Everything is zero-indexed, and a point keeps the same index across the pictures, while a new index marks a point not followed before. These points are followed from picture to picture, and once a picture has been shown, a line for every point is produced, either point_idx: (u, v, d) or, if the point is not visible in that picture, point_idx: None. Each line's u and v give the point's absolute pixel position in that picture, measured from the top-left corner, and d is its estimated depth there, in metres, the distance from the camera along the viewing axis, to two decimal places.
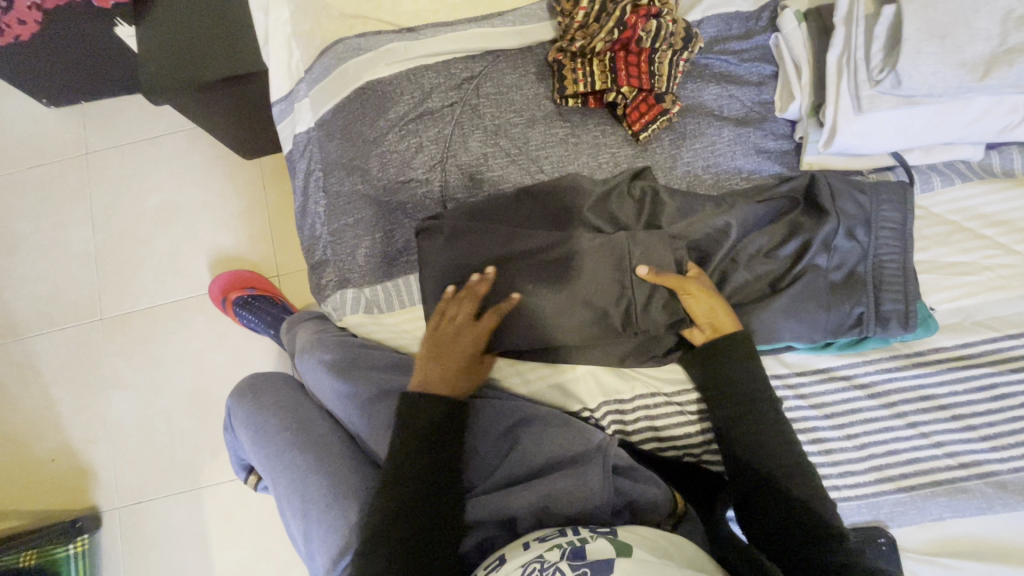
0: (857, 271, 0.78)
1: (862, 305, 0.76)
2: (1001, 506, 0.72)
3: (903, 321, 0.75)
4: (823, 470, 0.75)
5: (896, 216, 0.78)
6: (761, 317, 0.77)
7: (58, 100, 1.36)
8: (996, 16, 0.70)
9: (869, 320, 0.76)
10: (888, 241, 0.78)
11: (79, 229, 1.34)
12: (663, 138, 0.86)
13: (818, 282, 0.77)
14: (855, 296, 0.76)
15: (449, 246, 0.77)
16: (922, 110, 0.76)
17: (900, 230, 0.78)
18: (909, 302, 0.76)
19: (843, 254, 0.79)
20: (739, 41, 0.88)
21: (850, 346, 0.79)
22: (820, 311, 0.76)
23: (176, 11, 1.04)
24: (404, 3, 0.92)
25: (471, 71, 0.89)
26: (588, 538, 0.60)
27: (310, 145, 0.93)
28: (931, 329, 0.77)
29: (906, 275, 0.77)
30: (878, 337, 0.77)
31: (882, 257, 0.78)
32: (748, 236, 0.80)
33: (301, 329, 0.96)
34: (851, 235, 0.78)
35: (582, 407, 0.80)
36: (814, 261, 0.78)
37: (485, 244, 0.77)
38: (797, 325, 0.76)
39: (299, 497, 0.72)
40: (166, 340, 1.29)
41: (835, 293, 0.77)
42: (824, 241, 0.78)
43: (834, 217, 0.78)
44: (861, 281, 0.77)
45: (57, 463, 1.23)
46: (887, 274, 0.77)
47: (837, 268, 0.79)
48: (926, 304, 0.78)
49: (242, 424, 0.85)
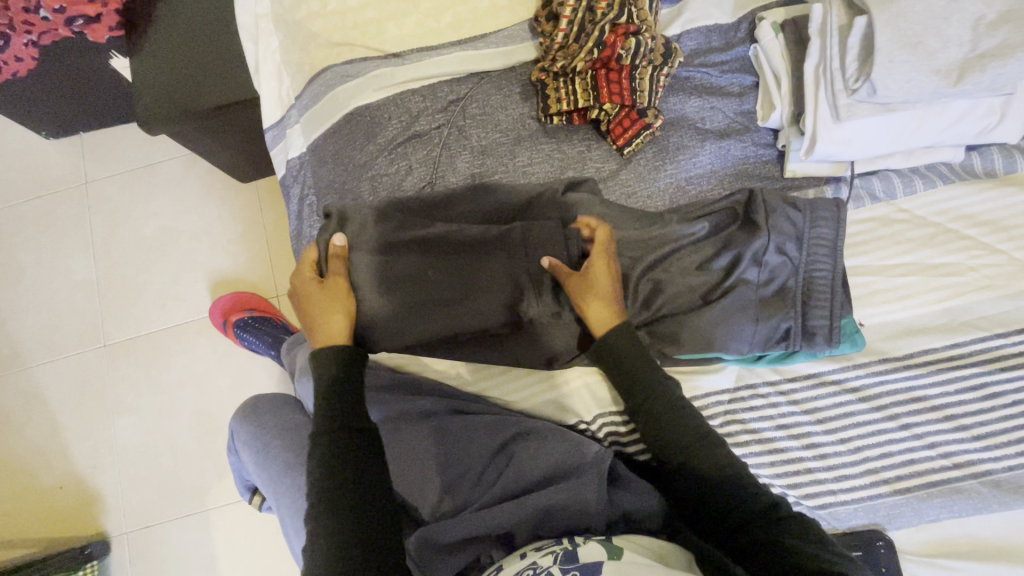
0: (788, 286, 0.80)
1: (790, 320, 0.79)
2: (996, 505, 0.72)
3: (828, 337, 0.78)
4: (817, 475, 0.75)
5: (829, 233, 0.79)
6: (742, 324, 0.78)
7: (57, 132, 1.38)
8: (968, 23, 0.71)
9: (795, 334, 0.78)
10: (822, 257, 0.79)
11: (81, 257, 1.36)
12: (647, 151, 0.87)
13: (747, 296, 0.79)
14: (783, 310, 0.79)
15: (360, 229, 0.82)
16: (900, 116, 0.77)
17: (833, 247, 0.79)
18: (835, 317, 0.78)
19: (774, 268, 0.80)
20: (719, 53, 0.89)
21: (780, 360, 0.80)
22: (748, 324, 0.78)
23: (166, 43, 1.06)
24: (389, 28, 0.93)
25: (457, 93, 0.91)
26: (581, 541, 0.61)
27: (302, 170, 0.94)
28: (858, 344, 0.78)
29: (834, 291, 0.78)
30: (807, 353, 0.79)
31: (814, 271, 0.79)
32: (686, 251, 0.81)
33: (302, 349, 0.98)
34: (782, 250, 0.79)
35: (579, 420, 0.81)
36: (744, 275, 0.79)
37: (388, 231, 0.81)
38: (744, 334, 0.78)
39: (302, 517, 0.73)
40: (169, 364, 1.31)
41: (764, 307, 0.79)
42: (754, 257, 0.79)
43: (764, 233, 0.79)
44: (791, 296, 0.79)
45: (65, 490, 1.25)
46: (817, 288, 0.79)
47: (767, 281, 0.80)
48: (854, 320, 0.80)
49: (244, 447, 0.86)
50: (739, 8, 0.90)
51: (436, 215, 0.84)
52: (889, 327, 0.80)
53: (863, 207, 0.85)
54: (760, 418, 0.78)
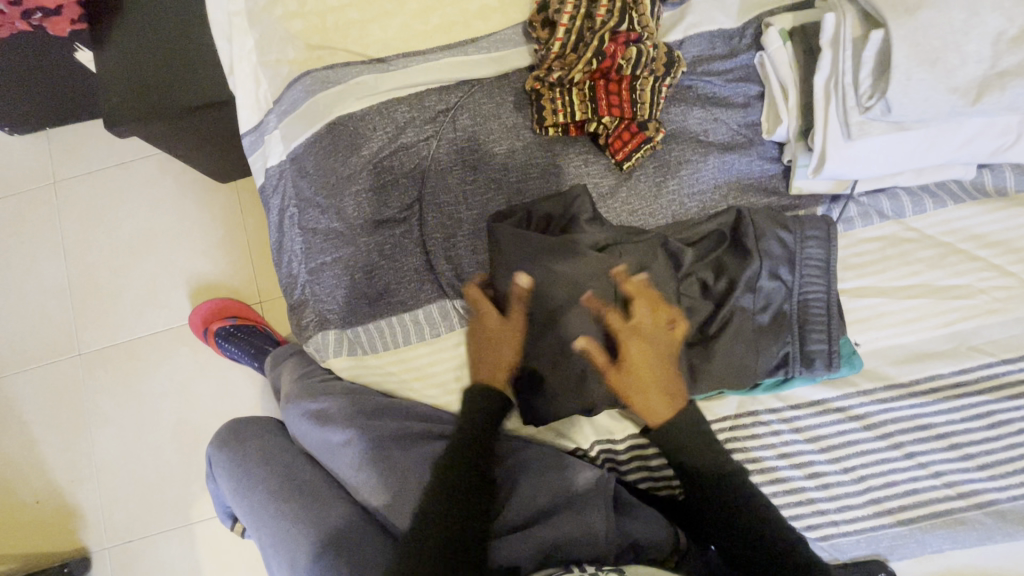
0: (784, 310, 0.76)
1: (787, 346, 0.75)
2: (1000, 536, 0.71)
3: (826, 362, 0.75)
4: (820, 505, 0.73)
5: (820, 253, 0.76)
6: (744, 357, 0.74)
7: (21, 128, 1.29)
8: (988, 37, 0.67)
9: (793, 360, 0.75)
10: (814, 278, 0.76)
11: (52, 261, 1.29)
12: (647, 166, 0.83)
13: (745, 325, 0.75)
14: (780, 337, 0.75)
15: (381, 233, 0.83)
16: (912, 135, 0.74)
17: (825, 267, 0.76)
18: (833, 340, 0.75)
19: (768, 294, 0.77)
20: (722, 61, 0.84)
21: (777, 386, 0.77)
22: (749, 354, 0.74)
23: (134, 36, 0.98)
24: (374, 32, 0.87)
25: (446, 103, 0.85)
26: (597, 572, 0.59)
27: (282, 179, 0.89)
28: (856, 367, 0.76)
29: (831, 314, 0.75)
30: (807, 377, 0.76)
31: (807, 295, 0.76)
32: (689, 279, 0.77)
33: (285, 367, 0.93)
34: (775, 275, 0.76)
35: (575, 447, 0.79)
36: (738, 302, 0.76)
37: (421, 237, 0.84)
38: (746, 362, 0.74)
39: (287, 547, 0.69)
40: (148, 374, 1.25)
41: (763, 334, 0.75)
42: (748, 282, 0.76)
43: (755, 259, 0.76)
44: (787, 320, 0.76)
45: (42, 505, 1.20)
46: (812, 313, 0.76)
47: (762, 307, 0.76)
48: (850, 341, 0.77)
49: (223, 476, 0.81)
50: (745, 12, 0.85)
51: (452, 229, 0.83)
52: (896, 352, 0.78)
53: (871, 225, 0.82)
54: (762, 446, 0.75)
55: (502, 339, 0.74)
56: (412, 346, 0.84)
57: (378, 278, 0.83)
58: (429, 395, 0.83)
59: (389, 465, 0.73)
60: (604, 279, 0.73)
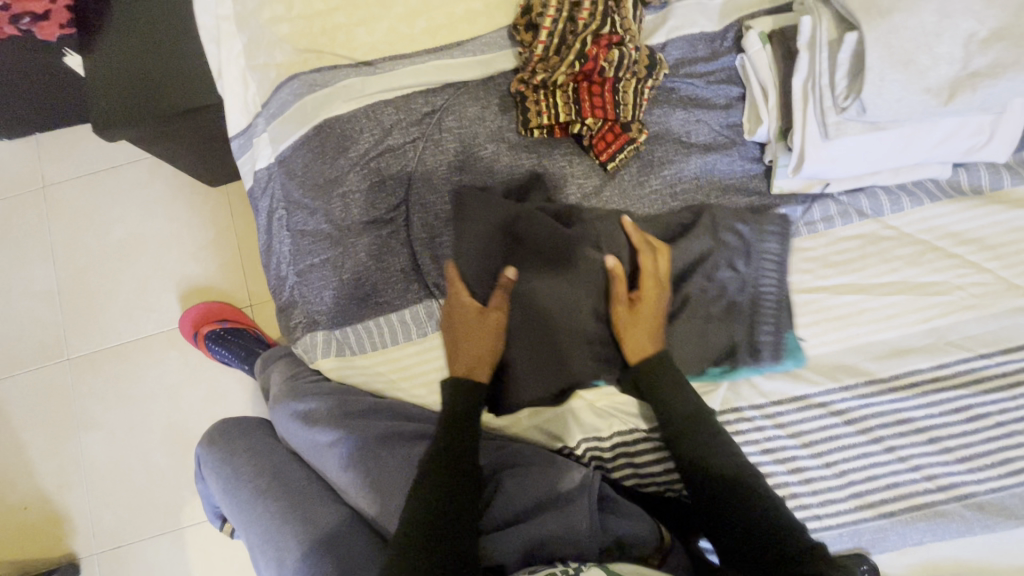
0: (737, 301, 0.80)
1: (736, 335, 0.79)
2: (979, 528, 0.72)
3: (772, 353, 0.78)
4: (803, 500, 0.74)
5: (775, 248, 0.81)
6: (692, 345, 0.78)
7: (10, 133, 1.29)
8: (960, 39, 0.69)
9: (740, 349, 0.79)
10: (769, 271, 0.80)
11: (41, 266, 1.29)
12: (632, 166, 0.84)
13: (697, 315, 0.78)
14: (730, 327, 0.79)
15: (370, 234, 0.84)
16: (888, 135, 0.75)
17: (779, 262, 0.80)
18: (779, 331, 0.79)
19: (723, 284, 0.80)
20: (705, 63, 0.86)
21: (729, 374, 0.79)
22: (698, 341, 0.78)
23: (122, 40, 0.98)
24: (361, 36, 0.88)
25: (432, 105, 0.86)
26: (580, 567, 0.60)
27: (271, 181, 0.89)
28: (799, 360, 0.79)
29: (780, 306, 0.79)
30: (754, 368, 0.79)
31: (761, 287, 0.80)
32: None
33: (275, 369, 0.93)
34: (732, 266, 0.80)
35: (561, 445, 0.79)
36: (693, 291, 0.79)
37: (410, 238, 0.85)
38: (696, 348, 0.78)
39: (274, 547, 0.69)
40: (138, 378, 1.25)
41: (715, 322, 0.79)
42: (707, 270, 0.79)
43: (712, 251, 0.80)
44: (741, 312, 0.79)
45: (30, 510, 1.19)
46: (764, 304, 0.79)
47: (717, 297, 0.79)
48: (796, 335, 0.79)
49: (211, 475, 0.81)
50: (726, 16, 0.87)
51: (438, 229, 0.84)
52: (877, 348, 0.79)
53: (850, 223, 0.83)
54: (745, 442, 0.76)
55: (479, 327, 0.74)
56: (400, 346, 0.84)
57: (365, 276, 0.84)
58: (416, 395, 0.83)
59: (377, 464, 0.73)
60: (564, 269, 0.77)
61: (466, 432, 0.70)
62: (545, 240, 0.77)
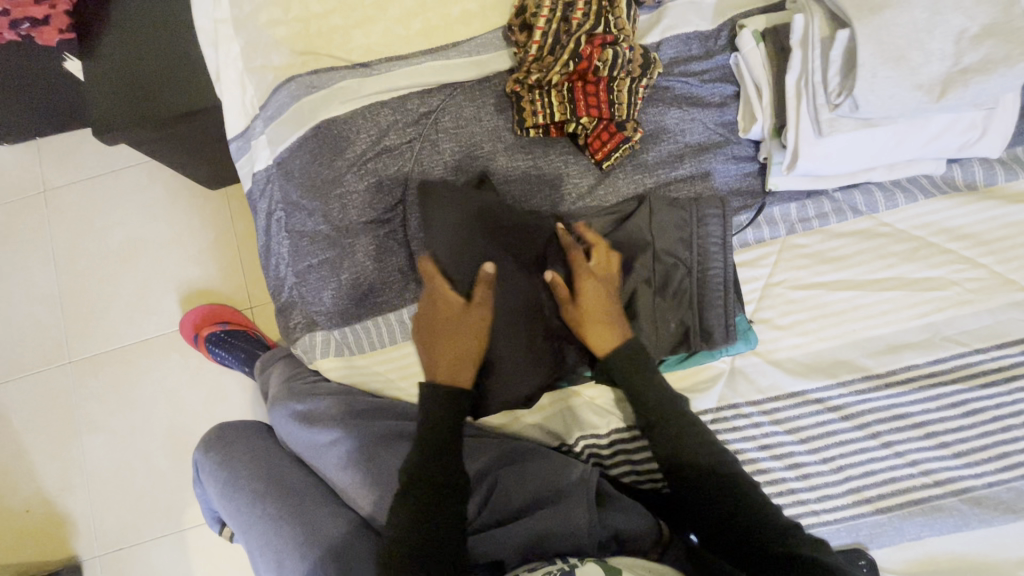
0: (684, 286, 0.80)
1: (684, 321, 0.79)
2: (976, 522, 0.72)
3: (724, 334, 0.78)
4: (800, 495, 0.74)
5: (718, 231, 0.80)
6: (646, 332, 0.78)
7: (10, 138, 1.30)
8: (951, 36, 0.69)
9: (692, 335, 0.78)
10: (714, 254, 0.80)
11: (42, 270, 1.30)
12: (626, 165, 0.85)
13: (644, 301, 0.79)
14: (678, 311, 0.79)
15: (368, 235, 0.84)
16: (881, 131, 0.76)
17: (722, 244, 0.79)
18: (729, 316, 0.78)
19: (667, 269, 0.80)
20: (699, 62, 0.86)
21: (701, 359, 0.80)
22: (650, 328, 0.78)
23: (121, 45, 0.99)
24: (357, 38, 0.89)
25: (429, 106, 0.87)
26: (577, 563, 0.60)
27: (269, 183, 0.89)
28: (751, 342, 0.79)
29: (726, 288, 0.79)
30: (709, 353, 0.79)
31: (708, 270, 0.79)
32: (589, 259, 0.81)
33: (274, 369, 0.93)
34: (671, 252, 0.80)
35: (559, 442, 0.80)
36: (639, 277, 0.79)
37: (410, 237, 0.85)
38: (648, 334, 0.78)
39: (273, 548, 0.70)
40: (139, 380, 1.25)
41: (662, 307, 0.79)
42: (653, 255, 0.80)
43: (652, 237, 0.79)
44: (687, 297, 0.79)
45: (32, 513, 1.20)
46: (711, 288, 0.79)
47: (662, 283, 0.80)
48: (746, 318, 0.80)
49: (209, 479, 0.81)
50: (720, 15, 0.87)
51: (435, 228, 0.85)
52: (873, 344, 0.79)
53: (845, 220, 0.84)
54: (742, 438, 0.77)
55: (462, 324, 0.73)
56: (399, 345, 0.85)
57: (362, 276, 0.84)
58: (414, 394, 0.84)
59: (376, 463, 0.74)
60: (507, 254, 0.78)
61: (448, 439, 0.69)
62: (503, 221, 0.79)
